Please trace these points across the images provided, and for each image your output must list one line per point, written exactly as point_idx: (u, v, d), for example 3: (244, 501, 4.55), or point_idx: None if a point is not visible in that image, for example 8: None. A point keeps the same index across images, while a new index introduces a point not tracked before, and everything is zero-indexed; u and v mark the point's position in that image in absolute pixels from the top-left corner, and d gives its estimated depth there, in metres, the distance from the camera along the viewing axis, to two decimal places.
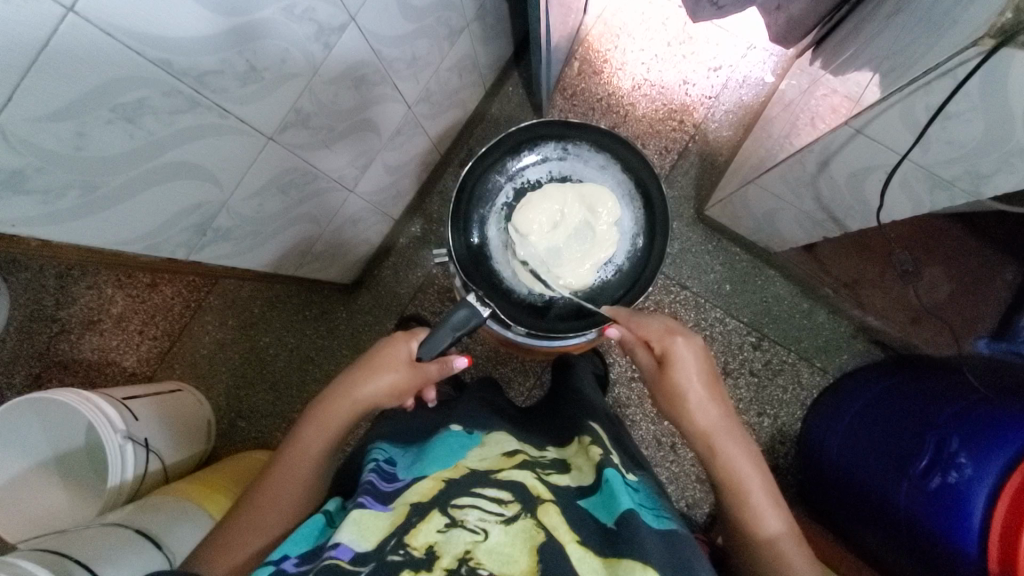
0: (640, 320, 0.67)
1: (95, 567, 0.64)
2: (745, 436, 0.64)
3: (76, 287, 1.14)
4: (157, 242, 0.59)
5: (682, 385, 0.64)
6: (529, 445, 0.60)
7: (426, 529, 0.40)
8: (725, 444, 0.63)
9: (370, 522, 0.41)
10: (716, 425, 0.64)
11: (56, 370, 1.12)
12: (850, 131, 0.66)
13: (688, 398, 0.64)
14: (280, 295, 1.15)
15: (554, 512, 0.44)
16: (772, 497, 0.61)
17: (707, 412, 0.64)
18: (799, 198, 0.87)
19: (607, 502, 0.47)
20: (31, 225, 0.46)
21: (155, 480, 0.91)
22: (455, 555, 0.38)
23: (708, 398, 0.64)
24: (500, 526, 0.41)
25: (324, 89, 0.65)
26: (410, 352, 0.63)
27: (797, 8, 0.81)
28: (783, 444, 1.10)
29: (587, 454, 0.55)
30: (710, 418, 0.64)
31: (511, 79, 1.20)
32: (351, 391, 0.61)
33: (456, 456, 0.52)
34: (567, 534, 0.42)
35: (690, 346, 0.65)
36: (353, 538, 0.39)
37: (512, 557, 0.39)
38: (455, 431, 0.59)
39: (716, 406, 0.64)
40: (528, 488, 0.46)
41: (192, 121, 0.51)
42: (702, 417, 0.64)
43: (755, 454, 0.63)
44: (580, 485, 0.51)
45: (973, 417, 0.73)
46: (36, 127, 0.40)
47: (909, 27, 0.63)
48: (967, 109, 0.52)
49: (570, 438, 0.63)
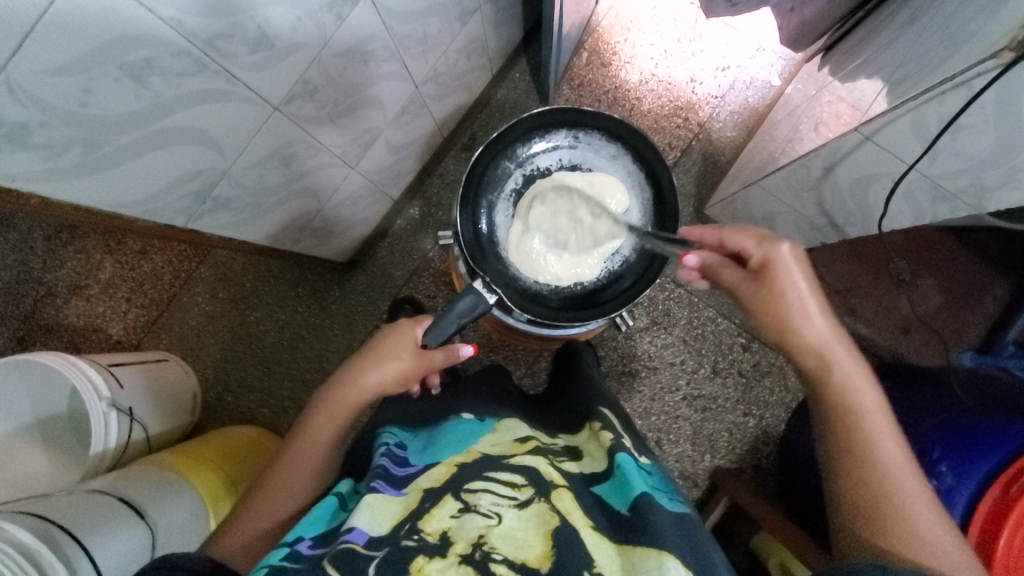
0: (734, 230, 0.60)
1: (78, 534, 0.63)
2: (858, 354, 0.57)
3: (64, 251, 1.11)
4: (156, 207, 0.58)
5: (791, 293, 0.56)
6: (540, 433, 0.61)
7: (440, 515, 0.40)
8: (839, 363, 0.55)
9: (383, 508, 0.42)
10: (829, 341, 0.56)
11: (40, 334, 1.10)
12: (859, 138, 0.66)
13: (795, 308, 0.56)
14: (274, 271, 1.14)
15: (569, 497, 0.44)
16: (888, 421, 0.53)
17: (815, 328, 0.56)
18: (800, 203, 0.87)
19: (621, 487, 0.47)
20: (31, 180, 0.45)
21: (138, 449, 0.90)
22: (469, 540, 0.38)
23: (822, 310, 0.56)
24: (513, 511, 0.41)
25: (333, 62, 0.64)
26: (417, 339, 0.63)
27: (811, 11, 0.81)
28: (766, 445, 1.11)
29: (598, 439, 0.57)
30: (819, 335, 0.56)
31: (518, 65, 1.19)
32: (358, 378, 0.61)
33: (468, 442, 0.52)
34: (581, 519, 0.42)
35: (797, 255, 0.57)
36: (367, 522, 0.40)
37: (526, 542, 0.39)
38: (466, 418, 0.59)
39: (827, 322, 0.56)
40: (541, 472, 0.47)
41: (200, 86, 0.50)
42: (811, 332, 0.56)
43: (869, 376, 0.56)
44: (592, 471, 0.52)
45: (956, 429, 0.75)
46: (41, 81, 0.39)
47: (924, 38, 0.63)
48: (980, 121, 0.53)
49: (581, 424, 0.64)
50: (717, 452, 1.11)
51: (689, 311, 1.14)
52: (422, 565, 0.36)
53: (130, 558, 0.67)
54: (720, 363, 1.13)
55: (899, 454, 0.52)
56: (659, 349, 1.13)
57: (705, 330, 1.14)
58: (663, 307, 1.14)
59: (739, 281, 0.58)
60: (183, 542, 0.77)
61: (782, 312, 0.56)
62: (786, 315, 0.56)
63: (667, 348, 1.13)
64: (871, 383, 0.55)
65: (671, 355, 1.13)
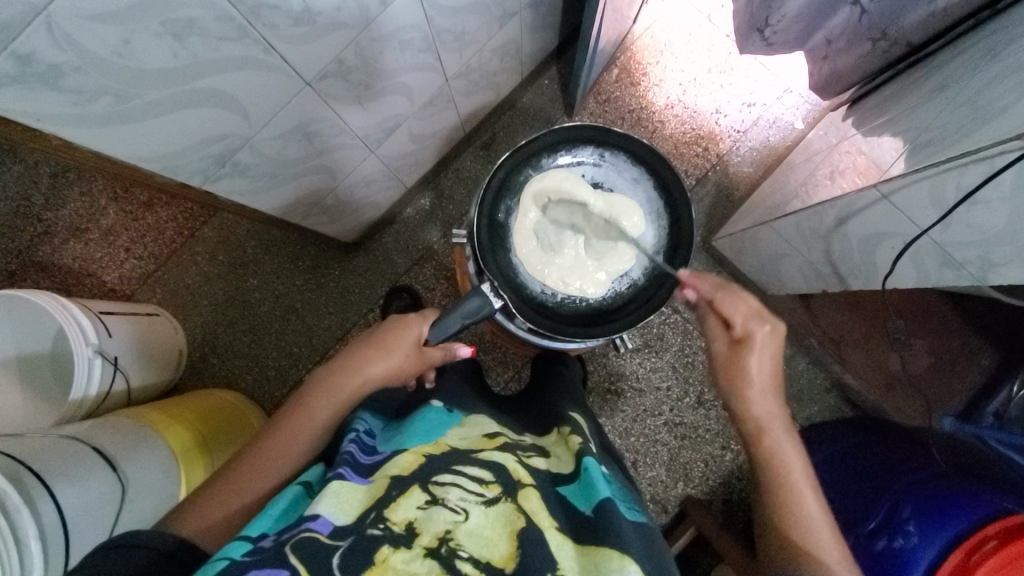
0: (728, 296, 0.64)
1: (47, 480, 0.62)
2: (799, 440, 0.64)
3: (69, 191, 1.11)
4: (175, 165, 0.58)
5: (750, 370, 0.63)
6: (507, 429, 0.62)
7: (406, 504, 0.40)
8: (775, 440, 0.63)
9: (348, 495, 0.42)
10: (772, 422, 0.63)
11: (32, 271, 1.09)
12: (876, 195, 0.67)
13: (751, 383, 0.63)
14: (277, 241, 1.14)
15: (535, 498, 0.45)
16: (812, 486, 0.61)
17: (766, 407, 0.63)
18: (808, 249, 0.89)
19: (586, 490, 0.48)
20: (55, 122, 0.45)
21: (117, 400, 0.89)
22: (435, 534, 0.38)
23: (767, 392, 0.64)
24: (480, 508, 0.41)
25: (369, 46, 0.64)
26: (420, 337, 0.64)
27: (842, 62, 0.81)
28: (740, 480, 1.12)
29: (567, 443, 0.58)
30: (769, 414, 0.63)
31: (548, 72, 1.19)
32: (362, 368, 0.62)
33: (436, 433, 0.52)
34: (546, 520, 0.43)
35: (776, 338, 0.63)
36: (331, 511, 0.39)
37: (491, 541, 0.39)
38: (436, 408, 0.60)
39: (775, 403, 0.64)
40: (509, 470, 0.47)
41: (238, 51, 0.50)
42: (759, 409, 0.63)
43: (803, 453, 0.63)
44: (558, 472, 0.52)
45: (924, 492, 0.81)
46: (82, 26, 0.39)
47: (953, 107, 0.64)
48: (996, 198, 0.54)
49: (548, 428, 0.65)
50: (691, 481, 1.12)
51: (682, 337, 1.15)
52: (387, 555, 0.36)
53: (97, 509, 0.66)
54: (706, 393, 1.14)
55: (820, 515, 0.59)
56: (648, 372, 1.14)
57: (696, 358, 1.14)
58: (657, 330, 1.15)
59: (718, 341, 0.65)
60: (155, 498, 0.76)
61: (742, 387, 0.63)
62: (741, 388, 0.63)
63: (656, 371, 1.14)
64: (802, 457, 0.62)
65: (659, 379, 1.14)
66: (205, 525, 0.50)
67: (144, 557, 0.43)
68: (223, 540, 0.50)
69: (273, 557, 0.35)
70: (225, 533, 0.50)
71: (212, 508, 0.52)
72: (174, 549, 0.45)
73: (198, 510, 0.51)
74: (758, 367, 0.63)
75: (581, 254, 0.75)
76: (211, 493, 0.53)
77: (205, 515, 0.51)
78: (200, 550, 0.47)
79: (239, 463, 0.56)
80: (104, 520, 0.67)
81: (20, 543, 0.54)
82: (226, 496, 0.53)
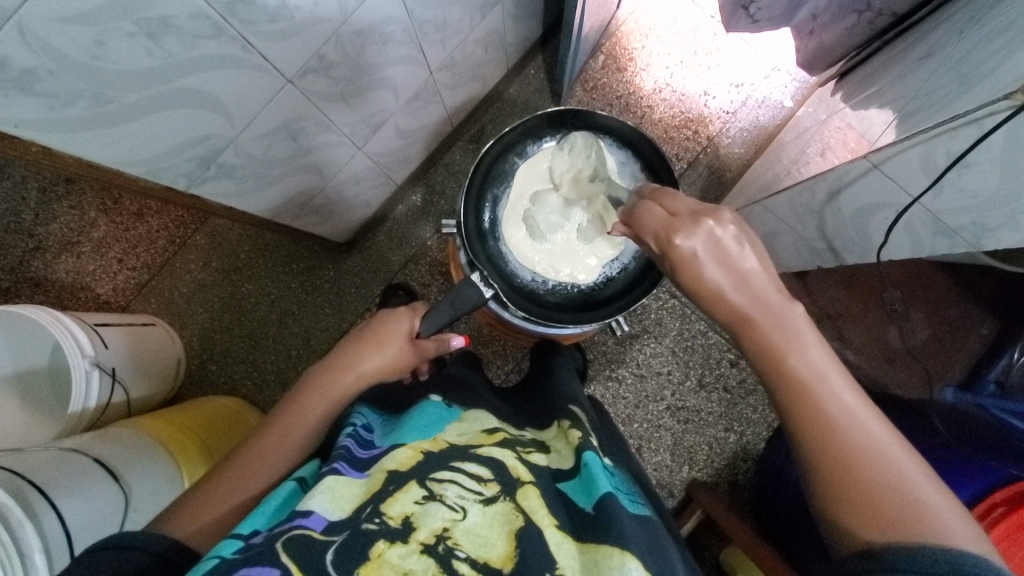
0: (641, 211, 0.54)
1: (48, 491, 0.62)
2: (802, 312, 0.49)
3: (58, 205, 1.10)
4: (158, 168, 0.58)
5: (701, 279, 0.51)
6: (507, 424, 0.62)
7: (403, 500, 0.40)
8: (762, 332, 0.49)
9: (343, 491, 0.41)
10: (753, 309, 0.49)
11: (27, 287, 1.09)
12: (867, 165, 0.67)
13: (708, 286, 0.50)
14: (269, 244, 1.13)
15: (534, 496, 0.44)
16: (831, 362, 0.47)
17: (753, 295, 0.50)
18: (801, 224, 0.88)
19: (587, 486, 0.48)
20: (33, 128, 0.45)
21: (116, 412, 0.88)
22: (433, 530, 0.38)
23: (744, 281, 0.50)
24: (478, 506, 0.41)
25: (350, 39, 0.63)
26: (412, 330, 0.65)
27: (829, 35, 0.81)
28: (745, 461, 1.12)
29: (566, 437, 0.57)
30: (753, 301, 0.50)
31: (534, 62, 1.18)
32: (355, 364, 0.61)
33: (436, 429, 0.52)
34: (546, 517, 0.42)
35: (713, 234, 0.50)
36: (325, 507, 0.39)
37: (489, 539, 0.39)
38: (434, 403, 0.59)
39: (749, 291, 0.50)
40: (507, 467, 0.47)
41: (215, 50, 0.49)
42: (737, 299, 0.50)
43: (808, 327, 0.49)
44: (559, 468, 0.53)
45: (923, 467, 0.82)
46: (54, 29, 0.38)
47: (940, 75, 0.64)
48: (987, 160, 0.53)
49: (549, 421, 0.65)
50: (695, 464, 1.12)
51: (681, 322, 1.14)
52: (382, 550, 0.36)
53: (99, 518, 0.66)
54: (706, 376, 1.13)
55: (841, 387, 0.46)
56: (648, 358, 1.14)
57: (695, 343, 1.14)
58: (655, 316, 1.14)
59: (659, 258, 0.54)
60: (158, 506, 0.76)
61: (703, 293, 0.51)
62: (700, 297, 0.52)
63: (656, 356, 1.14)
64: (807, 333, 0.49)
65: (659, 364, 1.14)
66: (196, 522, 0.49)
67: (141, 560, 0.43)
68: (218, 538, 0.50)
69: (265, 553, 0.34)
70: (217, 531, 0.50)
71: (205, 507, 0.51)
72: (169, 551, 0.45)
73: (192, 507, 0.51)
74: (704, 266, 0.50)
75: (573, 242, 0.74)
76: (205, 490, 0.53)
77: (197, 512, 0.50)
78: (191, 551, 0.47)
79: (233, 460, 0.56)
80: (107, 529, 0.67)
81: (24, 556, 0.55)
82: (218, 494, 0.52)
